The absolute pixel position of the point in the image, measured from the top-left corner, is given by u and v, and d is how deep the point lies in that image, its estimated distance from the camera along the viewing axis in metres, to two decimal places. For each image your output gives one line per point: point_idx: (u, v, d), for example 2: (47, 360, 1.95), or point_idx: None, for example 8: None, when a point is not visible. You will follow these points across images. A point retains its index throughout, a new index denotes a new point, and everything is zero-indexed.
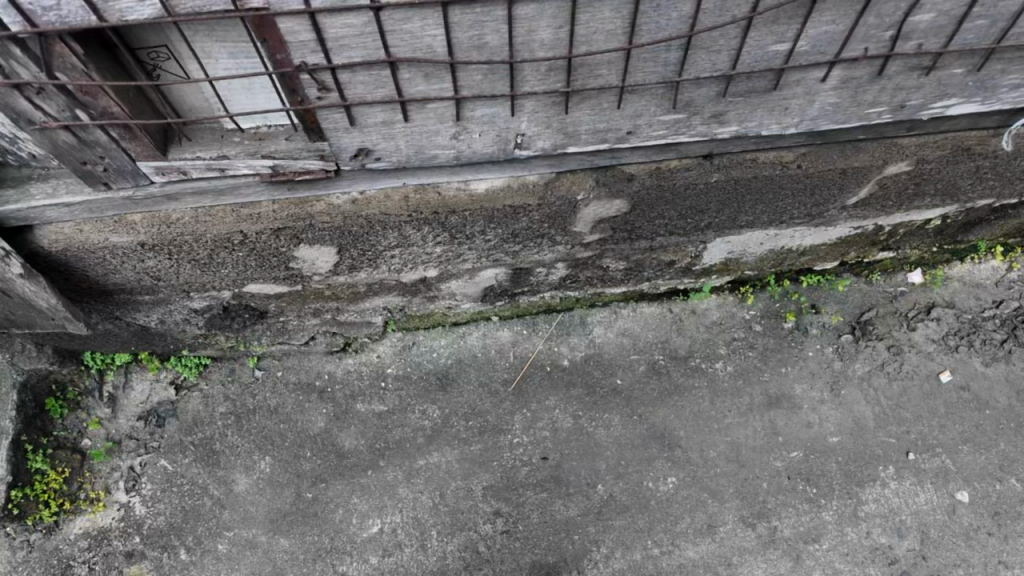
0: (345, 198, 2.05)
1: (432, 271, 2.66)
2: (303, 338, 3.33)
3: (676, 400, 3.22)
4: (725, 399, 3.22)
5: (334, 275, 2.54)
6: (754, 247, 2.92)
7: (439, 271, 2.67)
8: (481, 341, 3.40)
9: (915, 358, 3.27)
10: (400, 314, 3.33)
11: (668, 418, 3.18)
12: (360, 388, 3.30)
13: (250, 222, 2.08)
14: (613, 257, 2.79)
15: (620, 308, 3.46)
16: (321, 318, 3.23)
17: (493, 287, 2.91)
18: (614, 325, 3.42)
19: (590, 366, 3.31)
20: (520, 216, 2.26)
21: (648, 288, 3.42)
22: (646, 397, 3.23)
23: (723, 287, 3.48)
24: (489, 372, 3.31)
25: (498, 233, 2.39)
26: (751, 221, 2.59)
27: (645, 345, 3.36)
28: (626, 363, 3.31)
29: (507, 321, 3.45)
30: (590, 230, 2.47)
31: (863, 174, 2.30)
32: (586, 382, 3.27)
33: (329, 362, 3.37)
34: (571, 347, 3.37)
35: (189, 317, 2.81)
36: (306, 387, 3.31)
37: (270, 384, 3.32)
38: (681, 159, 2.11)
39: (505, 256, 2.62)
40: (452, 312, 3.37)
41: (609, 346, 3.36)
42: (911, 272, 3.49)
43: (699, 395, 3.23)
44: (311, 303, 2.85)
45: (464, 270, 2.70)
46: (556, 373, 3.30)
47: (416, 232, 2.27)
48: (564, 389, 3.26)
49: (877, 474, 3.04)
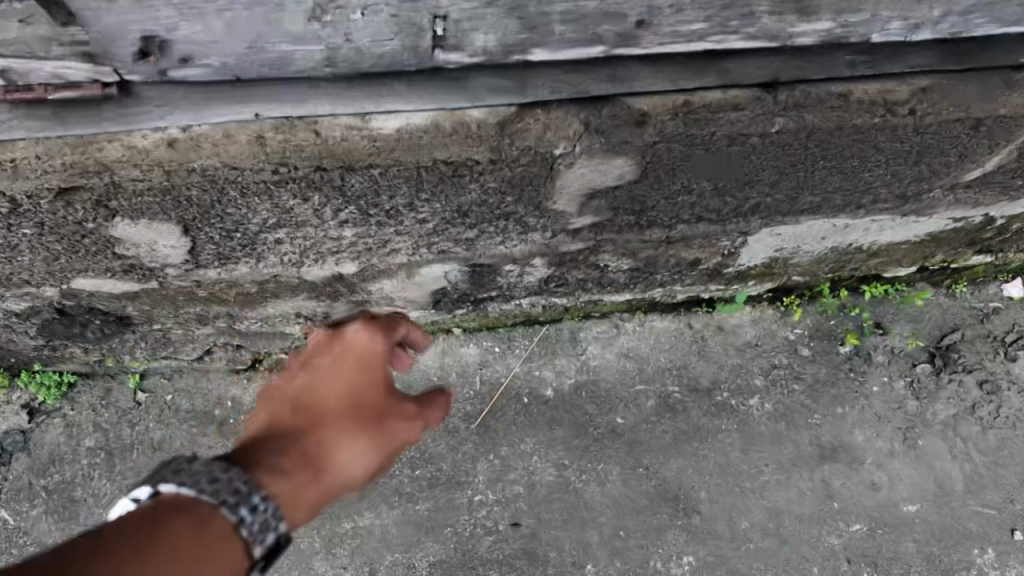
0: (155, 139, 1.21)
1: (346, 271, 1.83)
2: (195, 352, 2.40)
3: (696, 448, 2.41)
4: (760, 447, 2.42)
5: (197, 268, 1.72)
6: (811, 244, 2.09)
7: (355, 272, 1.83)
8: (438, 360, 2.53)
9: (1017, 400, 2.48)
10: None
11: (685, 473, 2.38)
12: None
13: (7, 175, 1.26)
14: (611, 251, 1.92)
15: (622, 322, 2.59)
16: (215, 327, 2.25)
17: (441, 289, 2.06)
18: (614, 346, 2.56)
19: (582, 399, 2.47)
20: (467, 183, 1.43)
21: (659, 300, 2.51)
22: (655, 443, 2.41)
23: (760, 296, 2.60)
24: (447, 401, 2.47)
25: (439, 218, 1.58)
26: (817, 202, 1.76)
27: (654, 373, 2.51)
28: (630, 396, 2.48)
29: (471, 335, 2.58)
30: (579, 212, 1.63)
31: (1005, 128, 1.48)
32: (574, 421, 2.44)
33: (233, 387, 2.52)
34: (556, 373, 2.52)
35: (11, 322, 1.99)
36: (201, 417, 2.48)
37: (154, 411, 2.49)
38: (725, 90, 1.27)
39: (455, 249, 1.78)
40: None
41: (608, 373, 2.51)
42: (1008, 282, 2.63)
43: (724, 440, 2.42)
44: (186, 308, 2.02)
45: (392, 270, 1.86)
46: (535, 408, 2.46)
47: (293, 201, 1.43)
48: (547, 429, 2.43)
49: (972, 561, 2.29)
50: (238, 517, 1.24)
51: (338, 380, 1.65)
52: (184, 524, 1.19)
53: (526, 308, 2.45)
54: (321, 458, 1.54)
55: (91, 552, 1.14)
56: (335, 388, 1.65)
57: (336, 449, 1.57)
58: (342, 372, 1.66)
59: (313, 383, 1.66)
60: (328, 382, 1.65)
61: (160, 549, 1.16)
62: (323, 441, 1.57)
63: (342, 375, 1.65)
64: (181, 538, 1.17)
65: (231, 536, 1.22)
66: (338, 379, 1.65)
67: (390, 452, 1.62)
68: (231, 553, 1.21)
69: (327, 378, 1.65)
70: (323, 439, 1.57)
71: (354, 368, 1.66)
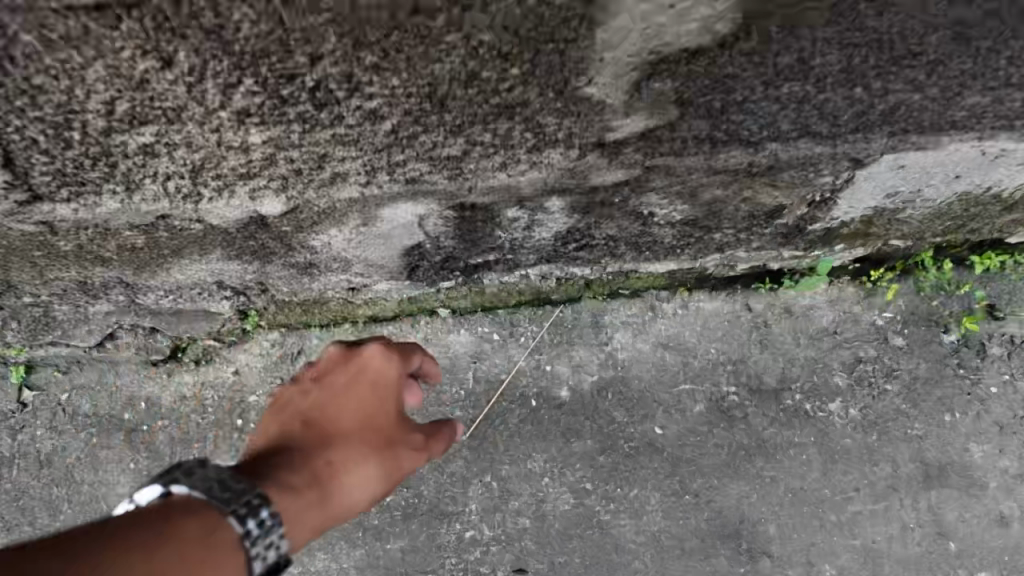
0: None
1: (269, 211, 1.22)
2: (89, 338, 1.81)
3: (759, 468, 1.84)
4: (842, 465, 1.84)
5: (36, 203, 1.14)
6: (936, 187, 1.47)
7: (283, 211, 1.23)
8: None
9: None
10: (269, 304, 1.78)
11: (746, 501, 1.82)
12: (192, 431, 1.89)
13: None
14: (665, 187, 1.30)
15: (658, 301, 1.94)
16: (112, 305, 1.68)
17: (414, 250, 1.46)
18: (649, 335, 1.93)
19: (609, 403, 1.88)
20: (440, 27, 0.83)
21: (714, 273, 1.85)
22: (706, 462, 1.84)
23: (840, 270, 1.91)
24: (423, 405, 1.91)
25: (398, 109, 0.97)
26: (985, 111, 1.14)
27: (702, 370, 1.90)
28: (672, 400, 1.88)
29: (462, 318, 1.95)
30: (619, 111, 1.03)
31: None
32: (599, 431, 1.86)
33: (148, 383, 1.92)
34: (572, 368, 1.91)
35: None
36: (108, 423, 1.91)
37: (46, 415, 1.93)
38: None
39: (433, 182, 1.17)
40: (362, 302, 1.79)
41: (641, 370, 1.90)
42: None
43: (794, 456, 1.85)
44: (57, 273, 1.45)
45: (337, 211, 1.25)
46: (546, 414, 1.88)
47: (126, 48, 0.82)
48: (562, 441, 1.86)
49: None
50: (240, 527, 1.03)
51: (352, 401, 1.36)
52: (194, 523, 1.00)
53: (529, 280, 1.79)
54: (327, 482, 1.26)
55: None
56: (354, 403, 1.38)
57: (344, 471, 1.28)
58: (356, 397, 1.37)
59: (325, 400, 1.39)
60: (340, 401, 1.37)
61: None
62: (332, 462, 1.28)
63: (357, 396, 1.36)
64: (187, 539, 0.98)
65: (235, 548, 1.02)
66: (354, 402, 1.36)
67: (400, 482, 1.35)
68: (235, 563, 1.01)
69: (342, 397, 1.37)
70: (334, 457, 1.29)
71: (367, 392, 1.37)
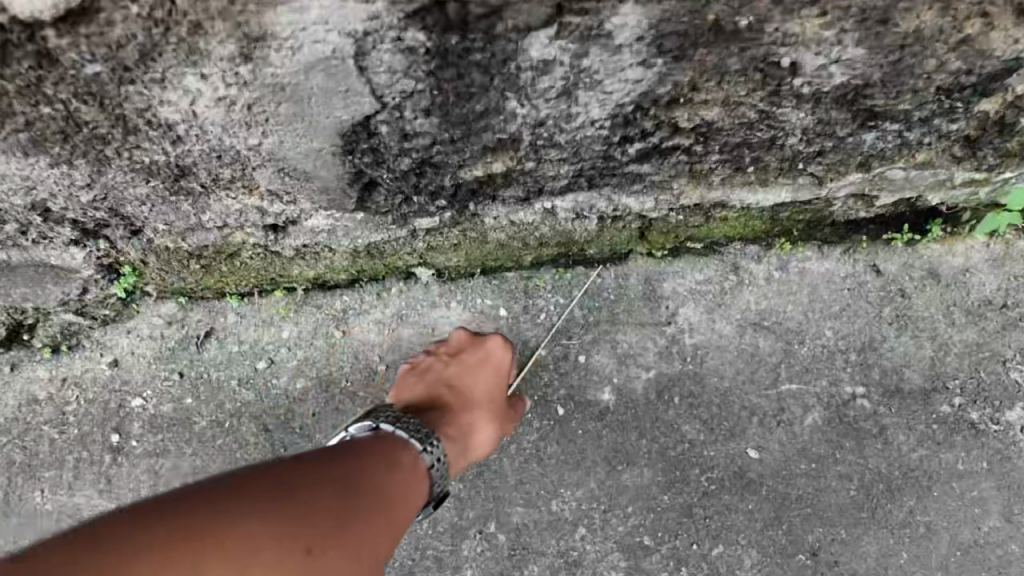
0: None
1: (30, 16, 0.58)
2: None
3: (908, 513, 1.19)
4: None
5: None
6: None
7: (55, 18, 0.59)
8: (388, 342, 1.27)
9: None
10: (151, 256, 1.13)
11: (889, 564, 1.18)
12: (43, 454, 1.25)
13: None
14: None
15: (743, 260, 1.29)
16: None
17: (358, 143, 0.81)
18: (732, 311, 1.27)
19: (676, 412, 1.23)
20: None
21: (836, 213, 1.21)
22: (827, 502, 1.20)
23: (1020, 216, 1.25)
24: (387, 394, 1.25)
25: None
26: None
27: (818, 360, 1.25)
28: (770, 409, 1.23)
29: (453, 286, 1.30)
30: None
31: None
32: (662, 453, 1.22)
33: None
34: (616, 361, 1.26)
35: None
36: None
37: None
38: None
39: None
40: (296, 257, 1.16)
41: (725, 363, 1.25)
42: None
43: (959, 492, 1.20)
44: None
45: (180, 19, 0.61)
46: (580, 429, 1.24)
47: None
48: (606, 470, 1.22)
49: None
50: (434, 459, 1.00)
51: (474, 374, 1.19)
52: (407, 462, 0.96)
53: (552, 219, 1.14)
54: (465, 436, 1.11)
55: (288, 463, 0.85)
56: (468, 386, 1.18)
57: (476, 432, 1.12)
58: (477, 366, 1.19)
59: (438, 370, 1.20)
60: (459, 373, 1.19)
61: (378, 489, 0.88)
62: (462, 420, 1.13)
63: (478, 372, 1.19)
64: (398, 475, 0.93)
65: (420, 476, 0.97)
66: (476, 370, 1.19)
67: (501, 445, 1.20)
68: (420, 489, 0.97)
69: (464, 372, 1.19)
70: (457, 426, 1.11)
71: (490, 363, 1.20)
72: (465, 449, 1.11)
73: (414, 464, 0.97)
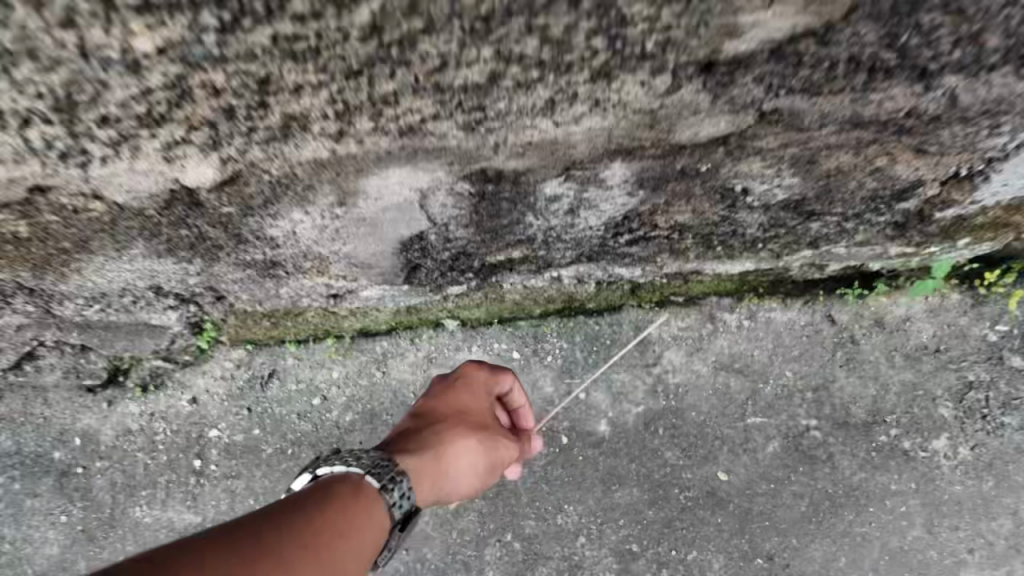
0: None
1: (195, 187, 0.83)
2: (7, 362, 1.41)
3: (848, 524, 1.45)
4: (952, 522, 1.44)
5: None
6: None
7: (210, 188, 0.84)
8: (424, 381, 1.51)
9: None
10: (229, 315, 1.38)
11: (831, 566, 1.44)
12: (139, 476, 1.51)
13: None
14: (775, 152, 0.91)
15: (718, 310, 1.52)
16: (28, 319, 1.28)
17: (412, 245, 1.06)
18: (708, 354, 1.51)
19: (660, 441, 1.48)
20: None
21: (795, 274, 1.46)
22: (783, 515, 1.46)
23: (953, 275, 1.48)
24: None
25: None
26: None
27: (779, 397, 1.49)
28: (737, 438, 1.48)
29: (474, 332, 1.53)
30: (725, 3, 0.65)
31: None
32: (646, 475, 1.47)
33: (84, 413, 1.52)
34: (611, 398, 1.51)
35: None
36: (33, 466, 1.52)
37: None
38: None
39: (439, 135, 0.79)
40: (348, 314, 1.41)
41: (701, 399, 1.50)
42: None
43: (891, 507, 1.45)
44: None
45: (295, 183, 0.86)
46: (580, 454, 1.49)
47: None
48: (601, 489, 1.47)
49: None
50: (384, 483, 0.99)
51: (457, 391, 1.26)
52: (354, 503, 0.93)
53: (564, 284, 1.40)
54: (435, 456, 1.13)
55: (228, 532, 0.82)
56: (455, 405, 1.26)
57: (447, 450, 1.15)
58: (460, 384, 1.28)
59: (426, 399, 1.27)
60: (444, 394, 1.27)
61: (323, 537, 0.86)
62: (436, 439, 1.16)
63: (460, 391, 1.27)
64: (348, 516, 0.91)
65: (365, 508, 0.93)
66: (459, 390, 1.27)
67: (496, 469, 1.21)
68: (371, 528, 0.93)
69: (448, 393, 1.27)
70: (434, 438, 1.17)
71: (470, 380, 1.28)
72: (435, 469, 1.12)
73: (360, 492, 0.95)
